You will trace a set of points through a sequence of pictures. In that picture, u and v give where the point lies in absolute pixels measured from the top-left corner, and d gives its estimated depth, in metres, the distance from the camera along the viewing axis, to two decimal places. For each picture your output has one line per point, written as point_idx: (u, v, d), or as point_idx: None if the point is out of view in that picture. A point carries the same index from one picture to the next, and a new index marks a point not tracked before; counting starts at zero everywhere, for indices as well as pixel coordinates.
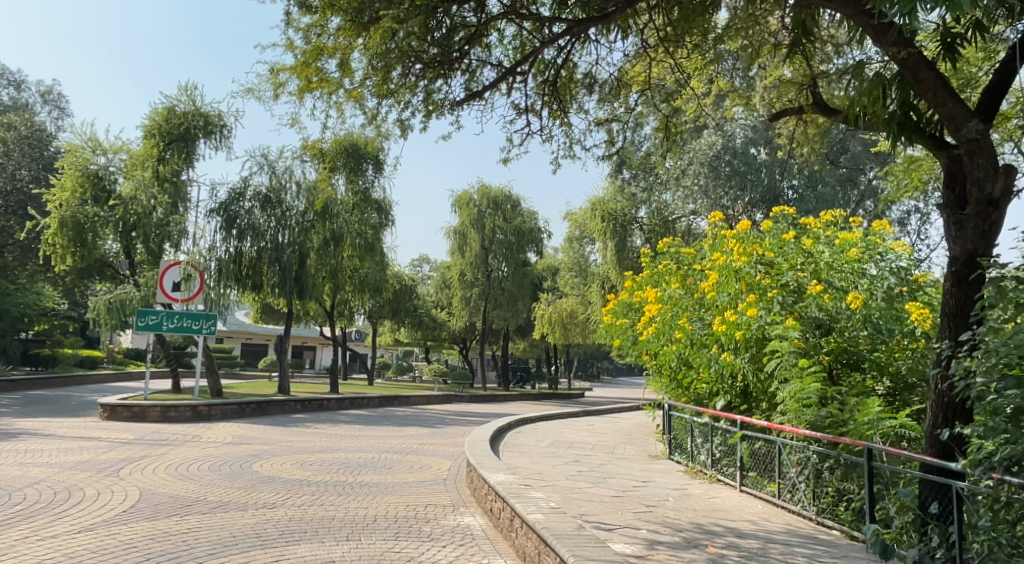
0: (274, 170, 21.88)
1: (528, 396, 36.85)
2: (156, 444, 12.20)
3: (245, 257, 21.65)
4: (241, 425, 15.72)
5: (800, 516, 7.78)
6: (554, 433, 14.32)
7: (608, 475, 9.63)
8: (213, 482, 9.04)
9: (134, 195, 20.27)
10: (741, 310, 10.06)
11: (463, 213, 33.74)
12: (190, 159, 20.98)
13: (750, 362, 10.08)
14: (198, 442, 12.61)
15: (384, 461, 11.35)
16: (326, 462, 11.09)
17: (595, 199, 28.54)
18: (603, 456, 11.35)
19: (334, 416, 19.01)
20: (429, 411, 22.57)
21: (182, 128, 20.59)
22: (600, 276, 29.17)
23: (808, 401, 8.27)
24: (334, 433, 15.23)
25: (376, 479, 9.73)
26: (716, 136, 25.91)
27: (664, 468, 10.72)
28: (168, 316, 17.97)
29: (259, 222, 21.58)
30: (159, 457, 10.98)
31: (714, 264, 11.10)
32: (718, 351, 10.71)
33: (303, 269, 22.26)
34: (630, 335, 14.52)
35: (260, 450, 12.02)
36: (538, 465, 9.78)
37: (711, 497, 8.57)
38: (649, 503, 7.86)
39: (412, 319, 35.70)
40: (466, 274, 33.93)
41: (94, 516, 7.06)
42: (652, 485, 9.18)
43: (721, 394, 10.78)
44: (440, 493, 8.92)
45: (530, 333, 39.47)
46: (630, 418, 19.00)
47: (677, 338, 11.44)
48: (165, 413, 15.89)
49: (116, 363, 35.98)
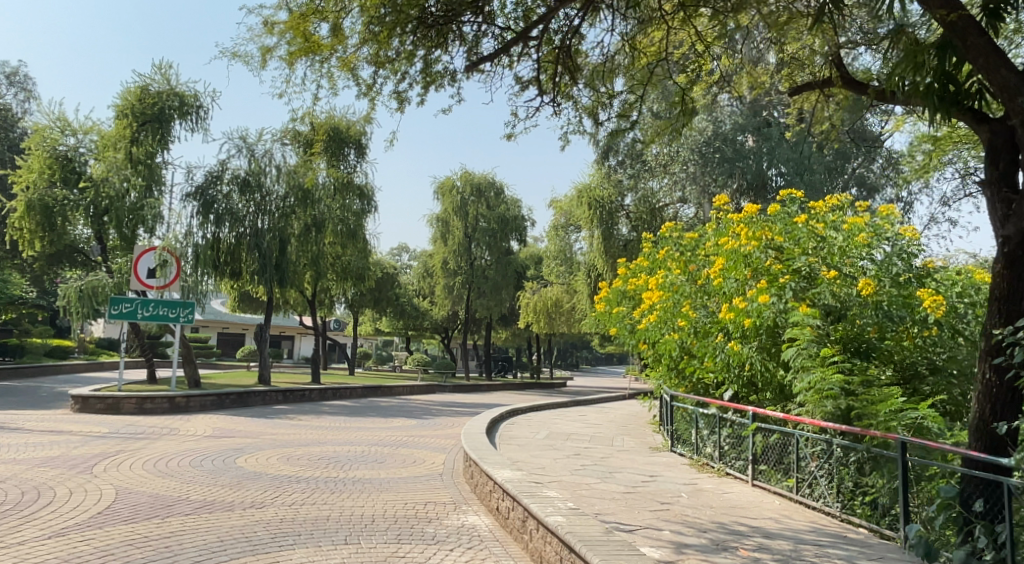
0: (252, 153, 21.13)
1: (511, 386, 36.44)
2: (132, 438, 11.57)
3: (222, 244, 20.93)
4: (220, 417, 15.09)
5: (822, 513, 7.33)
6: (549, 424, 13.89)
7: (613, 469, 9.17)
8: (195, 479, 8.48)
9: (105, 177, 19.40)
10: (750, 297, 9.61)
11: (445, 200, 33.11)
12: (165, 140, 20.07)
13: (759, 352, 9.62)
14: (176, 436, 12.00)
15: (374, 455, 10.82)
16: (313, 456, 10.53)
17: (581, 185, 28.27)
18: (604, 449, 10.90)
19: (317, 408, 18.40)
20: (414, 402, 22.06)
21: (156, 108, 19.74)
22: (586, 264, 28.97)
23: (828, 392, 7.76)
24: (319, 425, 14.67)
25: (369, 475, 9.20)
26: (707, 122, 25.30)
27: (668, 461, 10.29)
28: (144, 304, 17.25)
29: (237, 207, 20.87)
30: (135, 452, 10.37)
31: (720, 249, 10.64)
32: (724, 340, 10.24)
33: (284, 255, 21.71)
34: (626, 324, 14.08)
35: (243, 444, 11.44)
36: (539, 459, 9.30)
37: (725, 493, 8.13)
38: (663, 500, 7.41)
39: (394, 308, 35.12)
40: (449, 262, 33.43)
41: (66, 520, 6.48)
42: (661, 479, 8.73)
43: (727, 386, 10.32)
44: (438, 490, 8.42)
45: (513, 323, 39.01)
46: (622, 409, 18.57)
47: (680, 327, 10.99)
48: (140, 405, 15.21)
49: (87, 352, 35.02)
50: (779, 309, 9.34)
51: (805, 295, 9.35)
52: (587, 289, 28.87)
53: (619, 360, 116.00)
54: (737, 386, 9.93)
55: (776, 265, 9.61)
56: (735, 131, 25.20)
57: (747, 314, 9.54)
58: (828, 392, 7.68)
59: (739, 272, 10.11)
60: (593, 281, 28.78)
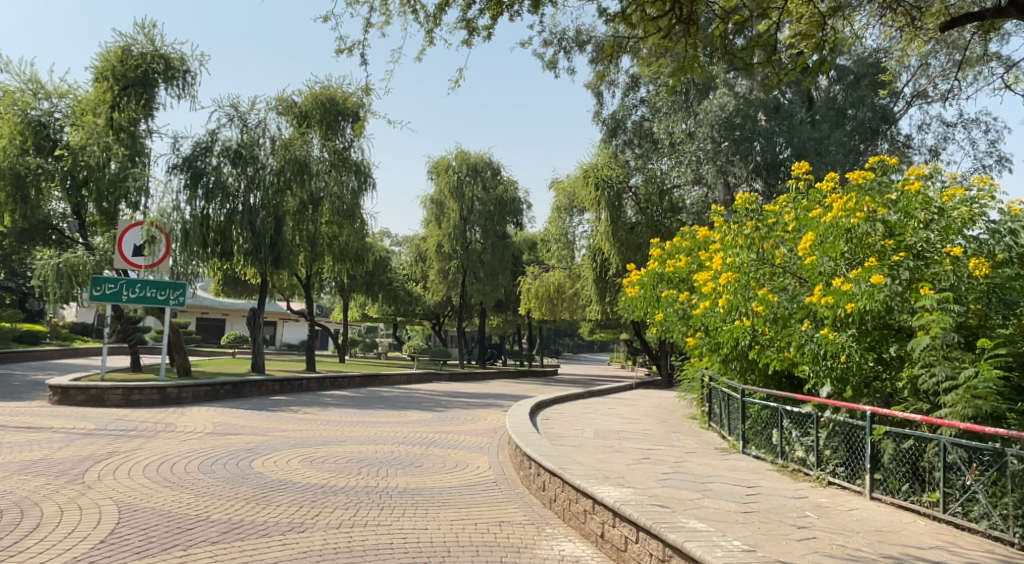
0: (245, 124, 19.60)
1: (506, 374, 35.06)
2: (123, 436, 10.05)
3: (211, 222, 19.29)
4: (217, 411, 13.56)
5: (988, 538, 6.03)
6: (587, 419, 12.56)
7: (702, 478, 7.83)
8: (212, 492, 7.03)
9: (85, 145, 17.47)
10: (854, 279, 8.32)
11: (440, 180, 31.59)
12: (149, 107, 18.48)
13: (858, 341, 8.40)
14: (174, 433, 10.52)
15: (407, 457, 9.40)
16: (339, 459, 9.08)
17: (587, 164, 27.27)
18: (669, 451, 9.59)
19: (319, 399, 16.93)
20: (418, 391, 20.61)
21: (139, 71, 18.17)
22: (589, 249, 28.06)
23: (980, 392, 6.58)
24: (327, 418, 13.22)
25: (412, 484, 7.78)
26: (728, 96, 23.85)
27: (750, 466, 8.97)
28: (130, 285, 15.65)
29: (228, 181, 19.17)
30: (128, 454, 8.86)
31: (809, 220, 9.32)
32: (813, 328, 8.95)
33: (279, 235, 20.10)
34: (677, 310, 12.81)
35: (254, 443, 9.95)
36: (612, 464, 7.93)
37: (851, 509, 6.83)
38: (796, 522, 6.08)
39: (386, 293, 33.52)
40: (444, 245, 31.89)
41: (60, 556, 5.02)
42: (764, 491, 7.40)
43: (814, 380, 9.03)
44: (505, 505, 7.03)
45: (508, 309, 37.67)
46: (647, 403, 17.29)
47: (755, 312, 9.67)
48: (127, 396, 13.68)
49: (60, 338, 33.06)
50: (894, 293, 8.06)
51: (923, 276, 8.08)
52: (592, 274, 27.70)
53: (597, 347, 115.36)
54: (829, 381, 8.65)
55: (887, 241, 8.33)
56: (754, 105, 23.83)
57: (849, 298, 8.27)
58: (981, 391, 6.50)
59: (835, 249, 8.80)
60: (600, 266, 27.59)
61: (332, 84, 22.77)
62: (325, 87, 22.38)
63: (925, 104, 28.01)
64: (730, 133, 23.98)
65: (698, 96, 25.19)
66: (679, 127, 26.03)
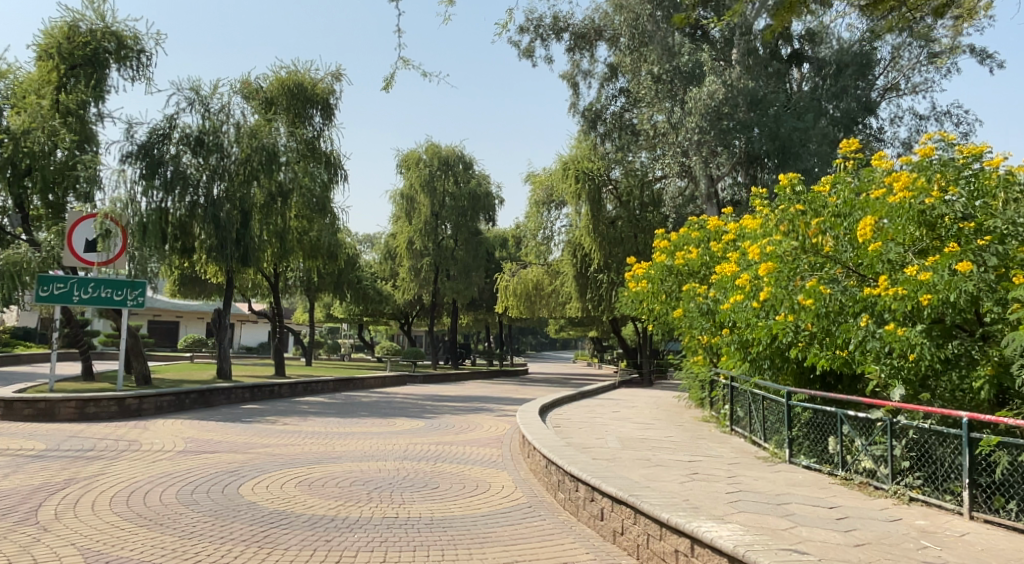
0: (207, 109, 18.08)
1: (480, 375, 33.86)
2: (81, 458, 8.63)
3: (171, 216, 17.74)
4: (185, 423, 12.13)
5: None
6: (601, 425, 11.46)
7: (773, 496, 6.79)
8: (202, 532, 5.74)
9: (28, 129, 15.55)
10: (931, 266, 7.38)
11: (410, 174, 30.27)
12: (99, 88, 16.94)
13: (928, 337, 7.51)
14: (140, 453, 9.11)
15: (418, 476, 8.17)
16: (342, 481, 7.82)
17: (566, 157, 26.46)
18: (713, 462, 8.55)
19: (295, 407, 15.55)
20: (397, 396, 19.35)
21: (89, 49, 16.63)
22: (569, 244, 27.31)
23: None
24: (311, 429, 11.89)
25: (438, 513, 6.56)
26: (718, 83, 22.03)
27: (810, 479, 7.94)
28: (81, 285, 14.04)
29: (189, 170, 17.72)
30: (88, 482, 7.47)
31: (871, 202, 8.33)
32: (876, 323, 8.01)
33: (246, 230, 18.48)
34: (701, 305, 11.80)
35: (237, 463, 8.62)
36: (667, 485, 6.82)
37: (964, 535, 5.85)
38: (924, 559, 5.06)
39: (355, 292, 32.09)
40: (415, 242, 30.52)
41: None
42: (852, 513, 6.35)
43: (880, 382, 8.09)
44: (558, 538, 5.89)
45: (479, 307, 36.47)
46: (646, 406, 16.27)
47: (802, 306, 8.65)
48: (82, 409, 12.19)
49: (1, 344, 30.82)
50: (981, 281, 7.16)
51: (1010, 263, 7.23)
52: (573, 270, 27.06)
53: (560, 344, 115.87)
54: (899, 383, 7.76)
55: (969, 224, 7.45)
56: (741, 93, 22.33)
57: (925, 289, 7.35)
58: None
59: (904, 235, 7.84)
60: (580, 261, 26.95)
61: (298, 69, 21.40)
62: (291, 72, 20.99)
63: (898, 97, 27.60)
64: (716, 123, 22.40)
65: (683, 85, 23.37)
66: (661, 117, 24.27)
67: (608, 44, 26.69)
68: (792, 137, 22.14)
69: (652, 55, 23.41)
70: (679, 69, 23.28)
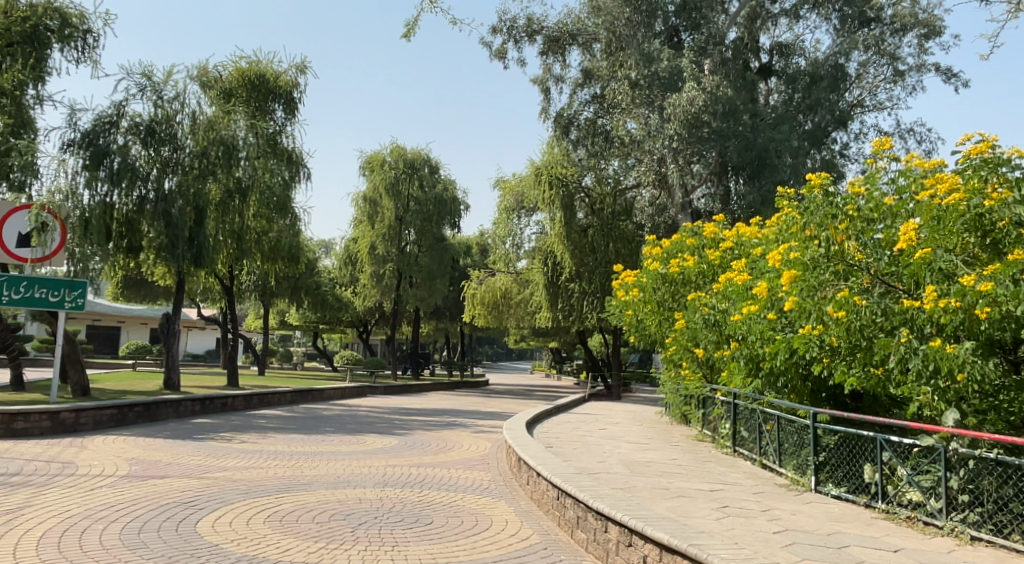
0: (159, 97, 16.69)
1: (442, 386, 32.70)
2: (4, 485, 7.35)
3: (115, 211, 16.32)
4: (128, 441, 10.80)
5: None
6: (595, 445, 10.50)
7: (824, 536, 5.90)
8: None
9: None
10: (994, 276, 6.63)
11: (374, 176, 29.13)
12: (39, 69, 15.49)
13: (982, 355, 6.74)
14: (76, 478, 7.85)
15: (404, 507, 7.08)
16: (319, 514, 6.69)
17: (537, 163, 25.54)
18: (734, 491, 7.65)
19: (251, 421, 14.26)
20: (360, 409, 18.12)
21: (29, 25, 15.20)
22: (539, 252, 26.44)
23: None
24: (273, 448, 10.68)
25: (440, 559, 5.50)
26: (698, 90, 20.89)
27: (849, 513, 7.09)
28: (12, 284, 12.56)
29: (139, 161, 16.31)
30: (13, 516, 6.24)
31: (917, 207, 7.57)
32: (919, 339, 7.20)
33: (201, 228, 17.05)
34: (707, 316, 10.97)
35: (192, 492, 7.41)
36: (704, 522, 5.89)
37: None
38: None
39: (313, 297, 30.74)
40: (377, 247, 29.23)
41: None
42: (923, 559, 5.49)
43: (921, 404, 7.32)
44: None
45: (442, 315, 35.37)
46: (629, 421, 15.38)
47: (832, 318, 7.79)
48: (8, 425, 10.74)
49: None
50: None
51: None
52: (543, 279, 26.07)
53: (517, 356, 115.30)
54: (946, 406, 7.00)
55: None
56: (721, 102, 21.44)
57: (985, 301, 6.62)
58: None
59: None
60: (551, 270, 26.08)
61: (260, 60, 20.16)
62: (251, 62, 19.75)
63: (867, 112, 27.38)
64: (693, 133, 21.33)
65: (661, 92, 22.16)
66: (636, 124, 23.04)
67: (580, 49, 25.71)
68: (768, 148, 21.54)
69: (629, 60, 22.62)
70: (657, 75, 22.15)
